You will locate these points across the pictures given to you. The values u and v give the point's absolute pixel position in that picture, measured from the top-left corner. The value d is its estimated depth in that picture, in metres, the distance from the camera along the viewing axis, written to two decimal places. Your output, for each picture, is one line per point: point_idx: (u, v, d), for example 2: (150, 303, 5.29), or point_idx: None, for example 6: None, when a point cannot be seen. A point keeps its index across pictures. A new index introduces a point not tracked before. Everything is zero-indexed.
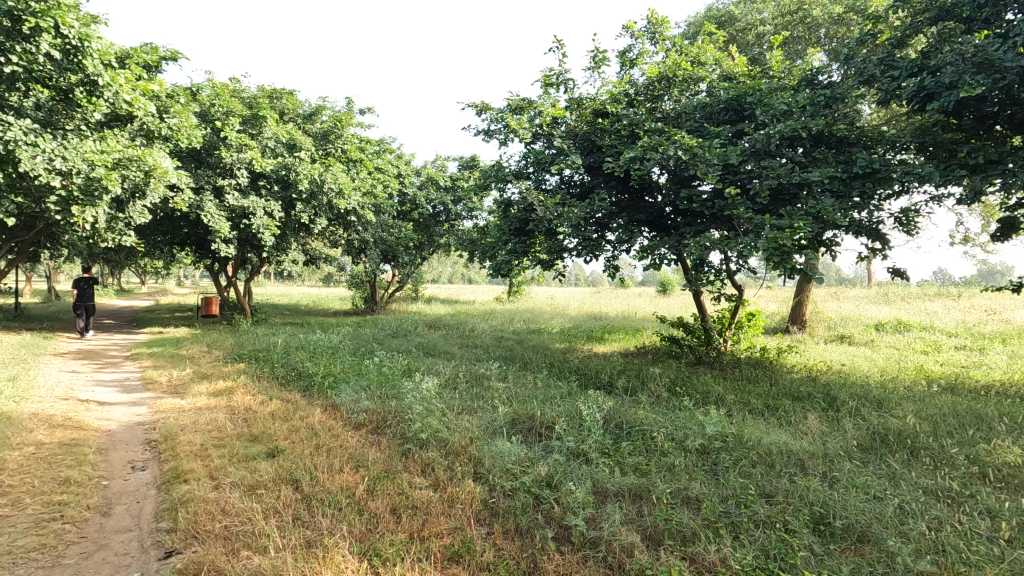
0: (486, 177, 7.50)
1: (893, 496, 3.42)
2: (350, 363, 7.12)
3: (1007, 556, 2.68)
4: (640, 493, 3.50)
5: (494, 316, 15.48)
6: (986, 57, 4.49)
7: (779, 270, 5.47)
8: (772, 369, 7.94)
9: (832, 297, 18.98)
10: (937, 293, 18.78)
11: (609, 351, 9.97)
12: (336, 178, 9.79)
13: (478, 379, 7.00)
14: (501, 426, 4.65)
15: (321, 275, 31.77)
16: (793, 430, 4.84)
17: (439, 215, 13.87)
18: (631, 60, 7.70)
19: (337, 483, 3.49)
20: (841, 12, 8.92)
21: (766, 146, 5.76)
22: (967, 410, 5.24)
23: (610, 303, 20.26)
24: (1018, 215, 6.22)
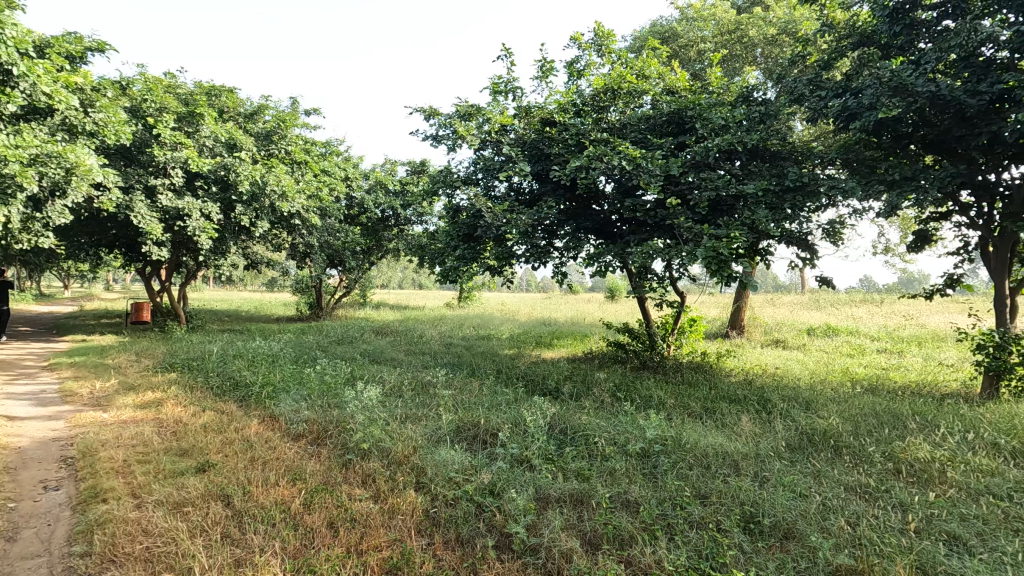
0: (434, 182, 7.43)
1: (817, 493, 3.61)
2: (290, 371, 6.87)
3: (916, 547, 2.87)
4: (581, 498, 3.53)
5: (443, 323, 15.28)
6: (900, 81, 4.80)
7: (718, 277, 5.66)
8: (711, 372, 8.24)
9: (769, 304, 19.83)
10: (863, 300, 19.95)
11: (557, 356, 10.06)
12: (277, 179, 9.19)
13: (425, 386, 6.88)
14: (445, 434, 4.58)
15: (264, 280, 30.67)
16: (729, 432, 5.02)
17: (388, 220, 13.55)
18: (579, 71, 7.85)
19: (271, 497, 3.34)
20: (775, 34, 9.44)
21: (706, 158, 5.99)
22: (885, 409, 5.60)
23: (561, 309, 20.46)
24: (930, 227, 6.73)
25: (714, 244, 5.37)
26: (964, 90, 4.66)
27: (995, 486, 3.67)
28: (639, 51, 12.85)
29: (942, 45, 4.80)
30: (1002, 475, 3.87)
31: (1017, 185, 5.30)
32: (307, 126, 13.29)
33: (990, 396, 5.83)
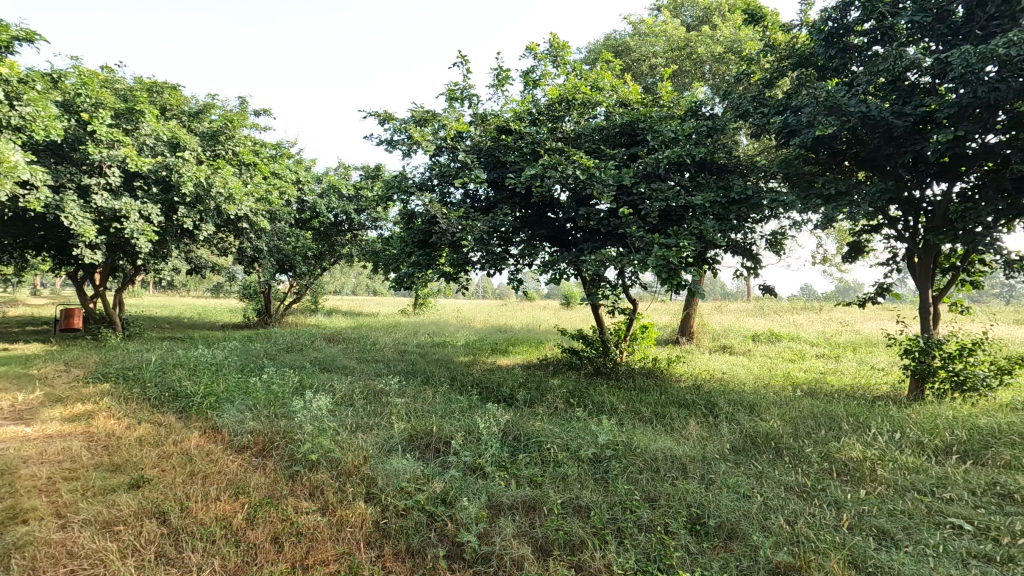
0: (388, 187, 7.28)
1: (759, 493, 3.76)
2: (235, 380, 6.59)
3: (848, 543, 3.03)
4: (533, 504, 3.55)
5: (397, 330, 15.03)
6: (835, 102, 5.10)
7: (668, 285, 5.82)
8: (662, 378, 8.45)
9: (717, 311, 20.51)
10: (804, 307, 20.95)
11: (512, 363, 10.08)
12: (225, 182, 8.79)
13: (377, 395, 6.76)
14: (397, 443, 4.50)
15: (208, 285, 29.45)
16: (677, 436, 5.16)
17: (341, 224, 13.22)
18: (534, 81, 7.95)
19: (212, 513, 3.20)
20: (721, 52, 9.85)
21: (656, 169, 6.16)
22: (822, 412, 5.89)
23: (517, 316, 20.53)
24: (862, 239, 7.15)
25: (664, 253, 5.53)
26: (891, 111, 5.00)
27: (919, 482, 3.92)
28: (593, 63, 13.13)
29: (871, 69, 5.14)
30: (925, 471, 4.15)
31: (939, 201, 5.72)
32: (256, 127, 12.86)
33: (916, 397, 6.23)
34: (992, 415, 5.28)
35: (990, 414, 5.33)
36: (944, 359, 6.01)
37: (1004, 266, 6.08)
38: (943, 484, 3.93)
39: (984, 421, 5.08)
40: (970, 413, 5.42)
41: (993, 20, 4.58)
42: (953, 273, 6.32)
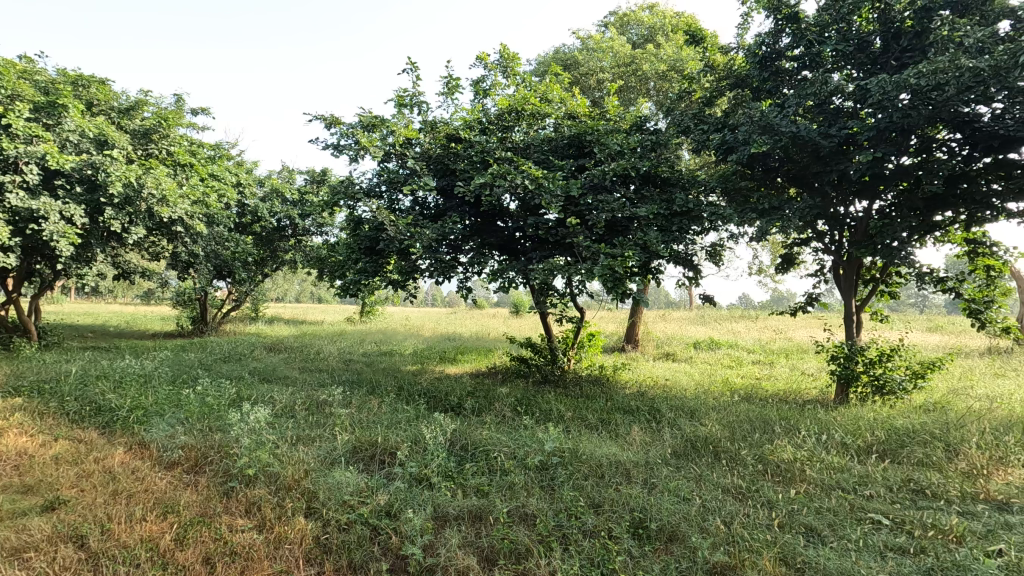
0: (333, 194, 6.96)
1: (698, 496, 3.91)
2: (166, 393, 6.24)
3: (778, 541, 3.20)
4: (480, 513, 3.56)
5: (343, 338, 14.67)
6: (768, 122, 5.43)
7: (614, 294, 5.98)
8: (608, 385, 8.65)
9: (661, 319, 21.15)
10: (741, 315, 21.95)
11: (460, 372, 10.05)
12: (157, 182, 8.28)
13: (319, 406, 6.58)
14: (340, 455, 4.39)
15: (139, 291, 27.82)
16: (622, 441, 5.30)
17: (284, 229, 12.78)
18: (484, 90, 8.02)
19: (137, 535, 3.03)
20: (665, 70, 10.27)
21: (602, 181, 6.34)
22: (757, 415, 6.20)
23: (467, 324, 20.48)
24: (794, 251, 7.59)
25: (610, 263, 5.68)
26: (818, 133, 5.37)
27: (843, 481, 4.20)
28: (543, 75, 13.37)
29: (800, 92, 5.50)
30: (848, 470, 4.45)
31: (860, 217, 6.16)
32: (193, 126, 12.29)
33: (841, 401, 6.66)
34: (906, 417, 5.73)
35: (905, 416, 5.79)
36: (866, 365, 6.46)
37: (917, 278, 6.61)
38: (864, 482, 4.22)
39: (899, 422, 5.50)
40: (888, 415, 5.85)
41: (905, 53, 5.15)
42: (874, 284, 6.82)
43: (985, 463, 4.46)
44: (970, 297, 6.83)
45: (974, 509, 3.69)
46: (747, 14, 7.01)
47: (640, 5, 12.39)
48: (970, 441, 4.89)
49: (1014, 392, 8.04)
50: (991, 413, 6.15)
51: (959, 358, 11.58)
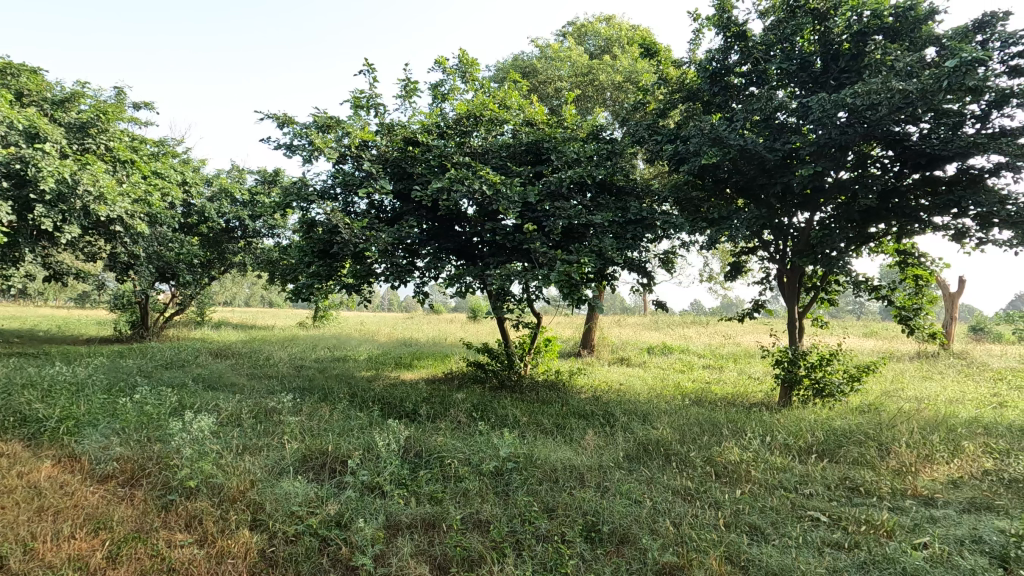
0: (286, 195, 6.77)
1: (649, 498, 4.01)
2: (100, 402, 5.88)
3: (724, 540, 3.31)
4: (433, 521, 3.53)
5: (294, 344, 14.22)
6: (717, 135, 5.64)
7: (570, 300, 6.04)
8: (563, 390, 8.73)
9: (616, 325, 21.50)
10: (692, 321, 22.64)
11: (416, 377, 9.92)
12: (94, 179, 7.61)
13: (268, 414, 6.35)
14: (289, 465, 4.24)
15: (71, 293, 26.21)
16: (576, 446, 5.36)
17: (233, 231, 12.30)
18: (442, 95, 8.01)
19: (64, 554, 2.85)
20: (621, 81, 10.51)
21: (559, 188, 6.41)
22: (706, 418, 6.39)
23: (424, 329, 20.28)
24: (742, 259, 7.87)
25: (566, 269, 5.74)
26: (764, 146, 5.61)
27: (785, 480, 4.40)
28: (502, 82, 13.44)
29: (748, 107, 5.75)
30: (790, 470, 4.65)
31: (803, 228, 6.45)
32: (135, 121, 11.72)
33: (785, 404, 6.95)
34: (843, 418, 6.04)
35: (842, 417, 6.10)
36: (807, 369, 6.77)
37: (853, 287, 6.98)
38: (805, 481, 4.43)
39: (837, 423, 5.80)
40: (827, 417, 6.15)
41: (843, 73, 5.49)
42: (815, 292, 7.14)
43: (913, 460, 4.75)
44: (901, 305, 7.29)
45: (902, 504, 3.94)
46: (699, 30, 7.28)
47: (598, 16, 12.65)
48: (900, 440, 5.20)
49: (940, 393, 8.60)
50: (919, 414, 6.56)
51: (892, 362, 12.29)
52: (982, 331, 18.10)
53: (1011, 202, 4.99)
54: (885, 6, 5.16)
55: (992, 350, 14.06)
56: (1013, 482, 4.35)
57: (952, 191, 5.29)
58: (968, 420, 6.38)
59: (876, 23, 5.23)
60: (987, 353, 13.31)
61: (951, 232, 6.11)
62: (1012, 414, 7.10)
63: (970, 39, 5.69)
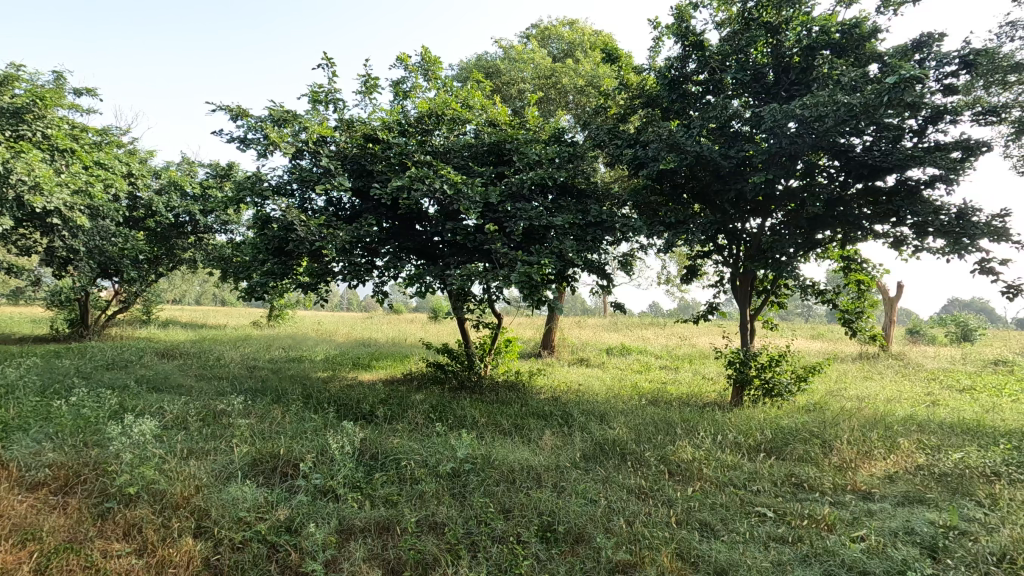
0: (239, 189, 6.50)
1: (604, 497, 4.02)
2: (31, 406, 5.47)
3: (676, 536, 3.36)
4: (387, 525, 3.43)
5: (246, 343, 13.73)
6: (676, 140, 5.74)
7: (530, 301, 6.01)
8: (523, 391, 8.73)
9: (576, 326, 21.66)
10: (650, 323, 23.12)
11: (374, 378, 9.73)
12: (29, 168, 6.97)
13: (217, 416, 6.07)
14: (237, 469, 4.03)
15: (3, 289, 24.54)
16: (534, 446, 5.36)
17: (183, 226, 11.54)
18: (404, 92, 7.88)
19: None
20: (583, 84, 10.61)
21: (521, 189, 6.38)
22: (662, 418, 6.49)
23: (384, 329, 19.96)
24: (698, 263, 8.03)
25: (527, 269, 5.71)
26: (720, 153, 5.75)
27: (735, 478, 4.50)
28: (465, 81, 13.34)
29: (705, 115, 5.88)
30: (741, 468, 4.76)
31: (755, 233, 6.63)
32: (76, 108, 11.06)
33: (737, 403, 7.14)
34: (791, 417, 6.26)
35: (790, 416, 6.32)
36: (759, 369, 6.98)
37: (802, 291, 7.24)
38: (754, 478, 4.54)
39: (785, 422, 5.99)
40: (776, 416, 6.35)
41: (794, 85, 5.68)
42: (766, 295, 7.36)
43: (854, 456, 4.97)
44: (844, 308, 7.64)
45: (843, 499, 4.10)
46: (658, 38, 7.40)
47: (561, 19, 12.70)
48: (842, 437, 5.43)
49: (879, 392, 9.04)
50: (860, 412, 6.86)
51: (837, 363, 12.86)
52: (918, 334, 19.17)
53: (945, 212, 5.28)
54: (832, 23, 5.39)
55: (926, 351, 14.90)
56: (943, 476, 4.60)
57: (892, 201, 5.55)
58: (904, 417, 6.72)
59: (825, 39, 5.45)
60: (922, 354, 14.09)
61: (891, 240, 6.41)
62: (943, 411, 7.52)
63: (909, 57, 6.00)
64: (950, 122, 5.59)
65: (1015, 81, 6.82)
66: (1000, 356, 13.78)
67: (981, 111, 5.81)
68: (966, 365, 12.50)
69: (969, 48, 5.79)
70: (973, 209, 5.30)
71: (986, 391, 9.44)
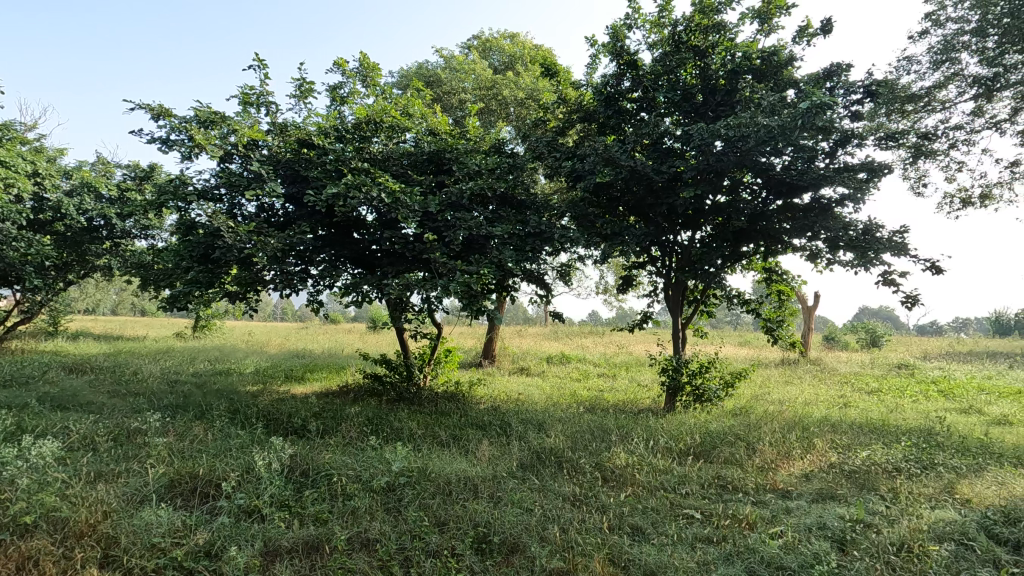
0: (160, 193, 6.11)
1: (540, 506, 4.07)
2: None
3: (608, 542, 3.45)
4: (316, 544, 3.32)
5: (168, 356, 12.90)
6: (612, 155, 5.95)
7: (468, 311, 5.97)
8: (463, 401, 8.69)
9: (515, 335, 21.80)
10: (589, 331, 23.63)
11: (307, 391, 9.38)
12: None
13: (131, 435, 5.66)
14: (153, 492, 3.76)
15: None
16: (472, 457, 5.35)
17: (98, 230, 10.48)
18: (341, 97, 7.73)
19: None
20: (523, 97, 10.81)
21: (460, 199, 6.37)
22: (598, 425, 6.65)
23: (320, 340, 19.29)
24: (633, 273, 8.28)
25: (466, 279, 5.70)
26: (653, 168, 6.00)
27: (665, 482, 4.68)
28: (406, 89, 13.25)
29: (638, 131, 6.14)
30: (671, 472, 4.96)
31: (685, 246, 6.92)
32: None
33: (669, 408, 7.42)
34: (718, 421, 6.58)
35: (717, 420, 6.64)
36: (689, 376, 7.30)
37: (728, 301, 7.64)
38: (683, 481, 4.74)
39: (713, 426, 6.29)
40: (704, 421, 6.65)
41: (720, 106, 6.03)
42: (696, 305, 7.68)
43: (774, 457, 5.31)
44: (767, 317, 8.14)
45: (764, 498, 4.37)
46: (595, 56, 7.69)
47: (501, 34, 12.90)
48: (764, 439, 5.77)
49: (798, 396, 9.67)
50: (780, 415, 7.30)
51: (761, 368, 13.64)
52: (832, 340, 20.65)
53: (852, 228, 5.76)
54: (753, 50, 5.82)
55: (840, 357, 16.08)
56: (852, 472, 4.98)
57: (807, 217, 5.96)
58: (818, 419, 7.22)
59: (747, 64, 5.86)
60: (836, 360, 15.19)
61: (806, 253, 6.90)
62: (852, 412, 8.15)
63: (821, 84, 6.53)
64: (856, 146, 6.10)
65: (912, 110, 7.54)
66: (903, 360, 15.07)
67: (882, 136, 6.37)
68: (874, 369, 13.61)
69: (871, 79, 6.35)
70: (876, 226, 5.81)
71: (890, 392, 10.30)
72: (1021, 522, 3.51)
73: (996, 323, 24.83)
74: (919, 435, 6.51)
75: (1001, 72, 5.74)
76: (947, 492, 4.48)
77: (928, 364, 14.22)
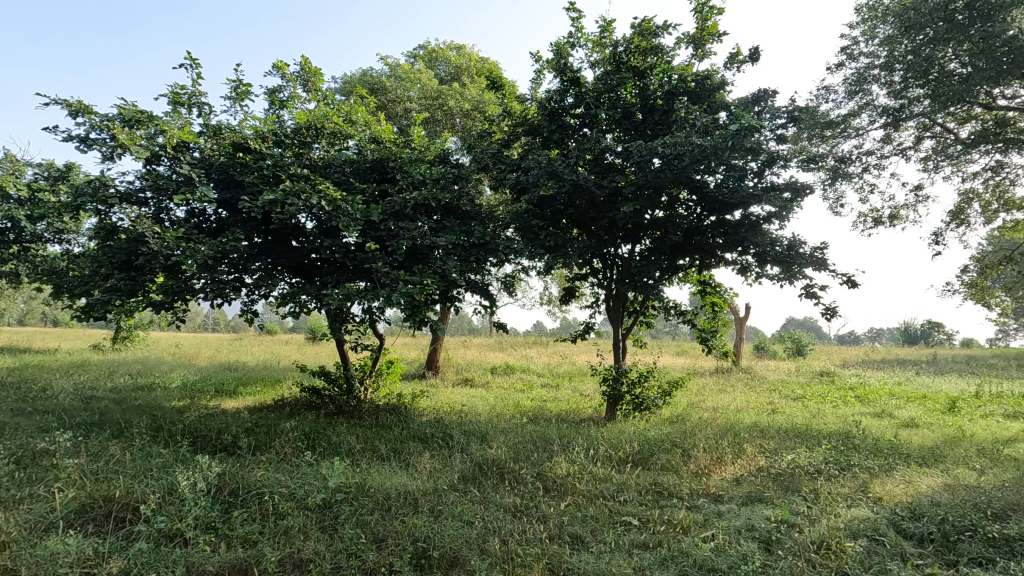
0: (77, 194, 5.72)
1: (480, 518, 4.07)
2: None
3: (548, 552, 3.49)
4: (244, 567, 3.17)
5: (83, 370, 11.97)
6: (555, 169, 6.08)
7: (411, 322, 5.89)
8: (405, 413, 8.55)
9: (459, 346, 21.63)
10: (533, 341, 23.84)
11: (239, 406, 8.95)
12: None
13: (37, 457, 5.21)
14: (61, 519, 3.48)
15: None
16: (413, 471, 5.27)
17: (3, 234, 9.58)
18: (281, 101, 7.54)
19: None
20: (468, 109, 10.87)
21: (404, 208, 6.30)
22: (540, 435, 6.72)
23: (254, 351, 18.43)
24: (576, 284, 8.43)
25: (409, 290, 5.64)
26: (594, 183, 6.17)
27: (604, 490, 4.80)
28: (350, 95, 13.04)
29: (581, 146, 6.31)
30: (610, 480, 5.09)
31: (625, 258, 7.13)
32: None
33: (610, 417, 7.60)
34: (656, 429, 6.80)
35: (655, 428, 6.86)
36: (628, 386, 7.51)
37: (665, 312, 7.92)
38: (621, 489, 4.87)
39: (651, 434, 6.50)
40: (643, 429, 6.85)
41: (657, 125, 6.30)
42: (635, 316, 7.91)
43: (707, 463, 5.55)
44: (702, 327, 8.48)
45: (697, 503, 4.56)
46: (539, 71, 7.88)
47: (448, 45, 12.95)
48: (699, 445, 6.01)
49: (731, 403, 10.13)
50: (713, 421, 7.63)
51: (698, 377, 14.21)
52: (762, 350, 21.79)
53: (778, 244, 6.13)
54: (687, 73, 6.15)
55: (769, 365, 16.98)
56: (778, 475, 5.29)
57: (736, 233, 6.29)
58: (748, 425, 7.60)
59: (682, 86, 6.17)
60: (766, 368, 16.05)
61: (738, 267, 7.28)
62: (780, 418, 8.63)
63: (750, 108, 6.96)
64: (781, 167, 6.51)
65: (830, 136, 8.15)
66: (825, 367, 16.13)
67: (805, 159, 6.84)
68: (799, 376, 14.47)
69: (794, 106, 6.84)
70: (799, 242, 6.22)
71: (813, 398, 10.98)
72: (924, 516, 3.83)
73: (905, 332, 27.01)
74: (838, 438, 6.98)
75: (905, 104, 6.31)
76: (861, 491, 4.83)
77: (847, 371, 15.28)
